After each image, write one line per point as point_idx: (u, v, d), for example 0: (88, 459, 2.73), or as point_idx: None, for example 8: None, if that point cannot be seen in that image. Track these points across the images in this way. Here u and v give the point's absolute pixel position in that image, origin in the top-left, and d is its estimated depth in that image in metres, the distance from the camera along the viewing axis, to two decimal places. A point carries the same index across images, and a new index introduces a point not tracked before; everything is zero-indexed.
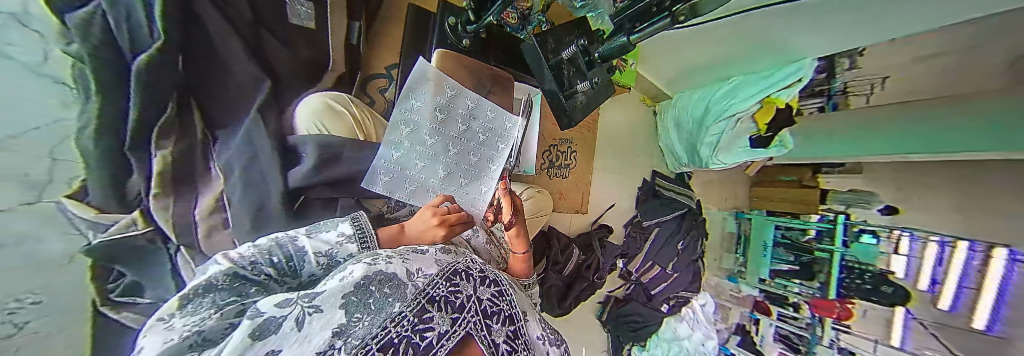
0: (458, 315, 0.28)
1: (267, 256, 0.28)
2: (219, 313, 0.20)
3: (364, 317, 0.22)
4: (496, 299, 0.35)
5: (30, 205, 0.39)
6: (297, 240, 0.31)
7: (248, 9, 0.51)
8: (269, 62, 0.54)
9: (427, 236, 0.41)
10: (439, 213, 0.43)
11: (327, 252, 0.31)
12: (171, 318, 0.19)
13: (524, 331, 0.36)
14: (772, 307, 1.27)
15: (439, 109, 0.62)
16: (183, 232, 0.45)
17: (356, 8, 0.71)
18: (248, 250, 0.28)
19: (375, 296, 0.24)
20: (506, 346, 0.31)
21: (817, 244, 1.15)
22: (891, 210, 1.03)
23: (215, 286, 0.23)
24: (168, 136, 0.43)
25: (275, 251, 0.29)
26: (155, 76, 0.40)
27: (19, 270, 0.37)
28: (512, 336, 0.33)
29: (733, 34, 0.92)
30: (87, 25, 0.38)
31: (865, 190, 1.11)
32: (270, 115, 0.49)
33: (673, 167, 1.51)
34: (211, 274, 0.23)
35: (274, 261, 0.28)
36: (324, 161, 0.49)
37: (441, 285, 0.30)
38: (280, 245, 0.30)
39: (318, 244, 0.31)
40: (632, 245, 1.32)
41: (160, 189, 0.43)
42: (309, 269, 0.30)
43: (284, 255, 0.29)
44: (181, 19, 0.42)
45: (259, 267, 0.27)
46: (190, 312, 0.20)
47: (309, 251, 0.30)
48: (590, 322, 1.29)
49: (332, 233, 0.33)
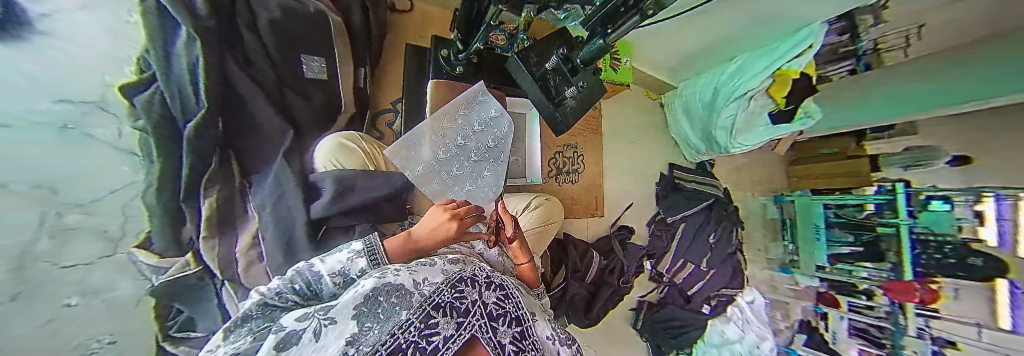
0: (463, 319, 0.27)
1: (290, 284, 0.31)
2: (252, 337, 0.23)
3: (375, 325, 0.22)
4: (501, 302, 0.35)
5: (107, 258, 0.51)
6: (315, 264, 0.33)
7: (270, 71, 0.58)
8: (291, 115, 0.61)
9: (442, 232, 0.42)
10: (452, 209, 0.45)
11: (339, 270, 0.32)
12: (216, 349, 0.23)
13: (531, 332, 0.36)
14: (840, 298, 1.06)
15: (481, 122, 0.76)
16: (226, 266, 0.53)
17: (361, 56, 0.80)
18: (276, 282, 0.31)
19: (383, 306, 0.24)
20: (514, 347, 0.29)
21: (879, 220, 0.95)
22: (960, 161, 0.79)
23: (250, 316, 0.27)
24: (213, 186, 0.51)
25: (295, 279, 0.31)
26: (202, 138, 0.49)
27: (99, 315, 0.50)
28: (519, 337, 0.32)
29: (724, 16, 0.91)
30: (149, 104, 0.51)
31: (924, 146, 0.88)
32: (294, 158, 0.57)
33: (691, 158, 1.43)
34: (248, 307, 0.28)
35: (296, 288, 0.31)
36: (341, 192, 0.54)
37: (446, 293, 0.30)
38: (301, 271, 0.33)
39: (331, 264, 0.32)
40: (658, 245, 1.26)
41: (208, 232, 0.51)
42: (328, 289, 0.32)
43: (305, 280, 0.32)
44: (221, 88, 0.51)
45: (285, 294, 0.30)
46: (231, 341, 0.23)
47: (323, 274, 0.32)
48: (624, 332, 1.22)
49: (342, 252, 0.33)
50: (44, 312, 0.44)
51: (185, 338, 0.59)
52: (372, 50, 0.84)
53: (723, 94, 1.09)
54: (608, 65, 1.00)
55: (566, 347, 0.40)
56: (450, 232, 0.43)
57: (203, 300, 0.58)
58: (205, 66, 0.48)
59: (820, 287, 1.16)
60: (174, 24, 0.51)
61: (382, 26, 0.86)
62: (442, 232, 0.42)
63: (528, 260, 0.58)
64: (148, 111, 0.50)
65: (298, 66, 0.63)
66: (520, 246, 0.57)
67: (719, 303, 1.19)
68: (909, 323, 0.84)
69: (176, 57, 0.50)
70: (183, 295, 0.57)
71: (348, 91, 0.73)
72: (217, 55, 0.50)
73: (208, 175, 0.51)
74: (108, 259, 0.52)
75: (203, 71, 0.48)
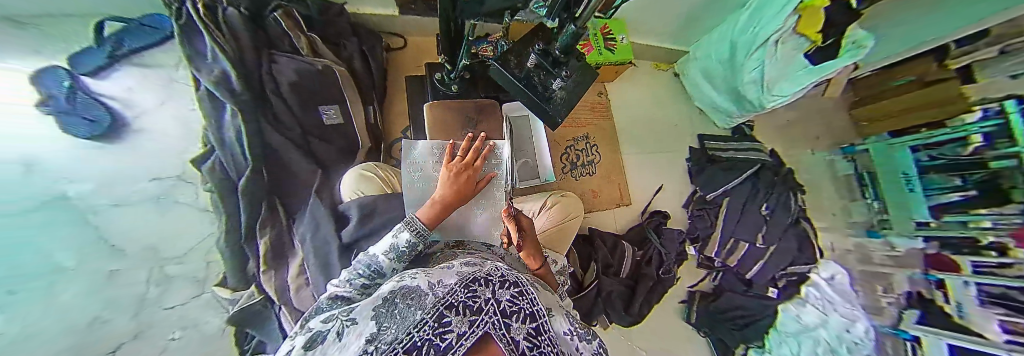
0: (476, 316, 0.24)
1: (355, 272, 0.40)
2: (320, 320, 0.27)
3: (391, 325, 0.22)
4: (516, 299, 0.31)
5: (198, 297, 0.66)
6: (369, 254, 0.41)
7: (296, 126, 0.67)
8: (319, 158, 0.70)
9: (458, 180, 0.54)
10: (456, 161, 0.57)
11: (391, 248, 0.41)
12: (293, 334, 0.27)
13: (549, 328, 0.31)
14: (959, 258, 0.91)
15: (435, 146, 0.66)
16: (282, 293, 0.61)
17: (369, 96, 0.90)
18: (345, 275, 0.40)
19: (400, 307, 0.25)
20: (528, 344, 0.25)
21: (991, 153, 0.80)
22: None
23: (320, 308, 0.33)
24: (266, 226, 0.60)
25: (358, 267, 0.40)
26: (257, 185, 0.59)
27: (195, 345, 0.62)
28: (533, 333, 0.27)
29: None
30: (211, 169, 0.63)
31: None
32: (325, 194, 0.64)
33: (723, 123, 1.30)
34: (319, 302, 0.35)
35: (362, 273, 0.40)
36: (364, 221, 0.58)
37: (460, 293, 0.28)
38: (361, 261, 0.41)
39: (383, 246, 0.41)
40: (699, 226, 1.13)
41: (267, 265, 0.60)
42: (387, 266, 0.41)
43: (364, 266, 0.40)
44: (262, 148, 0.61)
45: (354, 280, 0.39)
46: (296, 333, 0.27)
47: (379, 256, 0.41)
48: (679, 327, 1.11)
49: (388, 236, 0.42)
50: (156, 345, 0.56)
51: None
52: (378, 88, 0.95)
53: (743, 47, 1.00)
54: (600, 48, 0.97)
55: (587, 342, 0.34)
56: (464, 177, 0.55)
57: (264, 323, 0.65)
58: (246, 132, 0.59)
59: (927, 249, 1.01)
60: (222, 102, 0.62)
61: (381, 66, 0.96)
62: (459, 180, 0.54)
63: (541, 264, 0.56)
64: (212, 177, 0.62)
65: (317, 115, 0.72)
66: (532, 257, 0.56)
67: (789, 284, 1.06)
68: None
69: (226, 126, 0.61)
70: (253, 320, 0.64)
71: (362, 129, 0.82)
72: (254, 119, 0.60)
73: (261, 221, 0.60)
74: (198, 298, 0.66)
75: (246, 138, 0.58)
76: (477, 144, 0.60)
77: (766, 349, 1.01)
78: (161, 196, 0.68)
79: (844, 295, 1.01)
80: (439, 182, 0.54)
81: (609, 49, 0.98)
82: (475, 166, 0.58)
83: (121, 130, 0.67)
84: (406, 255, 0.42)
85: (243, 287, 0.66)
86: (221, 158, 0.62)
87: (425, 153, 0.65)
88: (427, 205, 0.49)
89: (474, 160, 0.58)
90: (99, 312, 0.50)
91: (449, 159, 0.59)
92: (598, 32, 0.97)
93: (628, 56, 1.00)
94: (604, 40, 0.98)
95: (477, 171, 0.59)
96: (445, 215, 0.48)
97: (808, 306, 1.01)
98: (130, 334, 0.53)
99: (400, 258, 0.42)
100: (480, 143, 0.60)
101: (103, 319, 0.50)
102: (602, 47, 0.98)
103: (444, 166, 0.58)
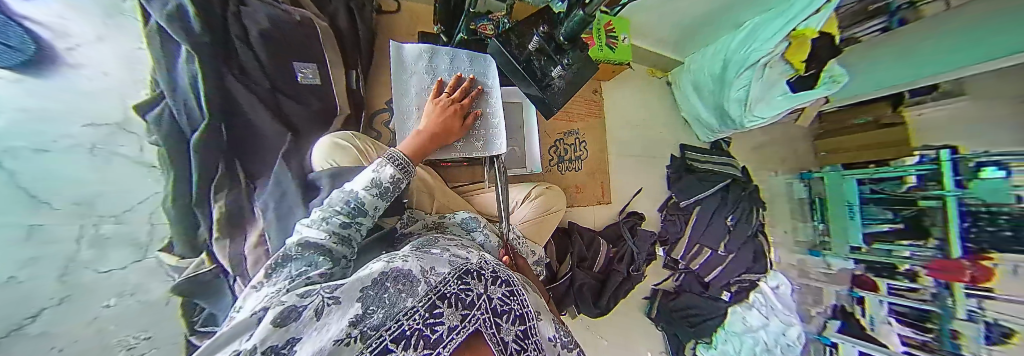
0: (469, 311, 0.25)
1: (332, 210, 0.35)
2: (287, 286, 0.25)
3: (379, 309, 0.21)
4: (507, 298, 0.31)
5: (139, 262, 0.59)
6: (347, 190, 0.37)
7: (265, 79, 0.61)
8: (288, 120, 0.64)
9: (444, 112, 0.57)
10: (444, 95, 0.60)
11: (374, 182, 0.38)
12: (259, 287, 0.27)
13: (535, 331, 0.33)
14: (879, 280, 1.06)
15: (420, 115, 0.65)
16: (236, 264, 0.54)
17: (352, 59, 0.82)
18: (314, 215, 0.34)
19: (390, 291, 0.23)
20: (516, 346, 0.27)
21: (921, 193, 0.93)
22: None
23: (289, 257, 0.30)
24: (221, 188, 0.55)
25: (334, 204, 0.35)
26: (208, 147, 0.53)
27: (133, 314, 0.55)
28: (522, 336, 0.29)
29: None
30: (160, 117, 0.56)
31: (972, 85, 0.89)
32: (293, 162, 0.57)
33: (705, 138, 1.36)
34: (287, 248, 0.31)
35: (340, 211, 0.35)
36: (339, 186, 0.51)
37: (453, 283, 0.28)
38: (335, 198, 0.36)
39: (363, 180, 0.38)
40: (671, 230, 1.21)
41: (220, 232, 0.54)
42: (369, 202, 0.37)
43: (342, 203, 0.36)
44: (222, 97, 0.54)
45: (332, 218, 0.34)
46: (268, 284, 0.26)
47: (360, 191, 0.37)
48: (638, 322, 1.19)
49: (368, 170, 0.39)
50: (87, 313, 0.49)
51: (210, 332, 0.62)
52: (364, 52, 0.88)
53: (735, 64, 1.03)
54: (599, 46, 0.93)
55: (566, 349, 0.36)
56: (449, 111, 0.58)
57: (218, 296, 0.59)
58: (204, 83, 0.52)
59: (856, 270, 1.13)
60: (175, 46, 0.54)
61: (369, 29, 0.89)
62: (447, 114, 0.58)
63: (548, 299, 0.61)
64: (160, 129, 0.55)
65: (292, 74, 0.65)
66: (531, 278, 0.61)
67: (740, 289, 1.17)
68: (959, 306, 0.87)
69: (180, 72, 0.54)
70: (199, 290, 0.58)
71: (341, 93, 0.75)
72: (215, 68, 0.53)
73: (216, 182, 0.55)
74: (141, 263, 0.60)
75: (202, 88, 0.51)
76: (465, 83, 0.64)
77: (711, 346, 1.13)
78: (96, 145, 0.56)
79: (785, 302, 1.14)
80: (423, 113, 0.56)
81: (608, 46, 0.95)
82: (462, 102, 0.62)
83: (45, 65, 0.50)
84: (389, 191, 0.40)
85: (191, 255, 0.62)
86: (171, 106, 0.55)
87: (414, 56, 0.68)
88: (410, 138, 0.49)
89: (461, 97, 0.62)
90: (18, 271, 0.41)
91: (436, 94, 0.60)
92: (603, 27, 0.94)
93: (627, 58, 0.99)
94: (606, 35, 0.94)
95: (463, 107, 0.62)
96: (425, 154, 0.49)
97: (753, 310, 1.13)
98: (60, 295, 0.45)
99: (383, 195, 0.39)
100: (468, 84, 0.64)
101: (24, 279, 0.41)
102: (604, 43, 0.95)
103: (430, 99, 0.59)
